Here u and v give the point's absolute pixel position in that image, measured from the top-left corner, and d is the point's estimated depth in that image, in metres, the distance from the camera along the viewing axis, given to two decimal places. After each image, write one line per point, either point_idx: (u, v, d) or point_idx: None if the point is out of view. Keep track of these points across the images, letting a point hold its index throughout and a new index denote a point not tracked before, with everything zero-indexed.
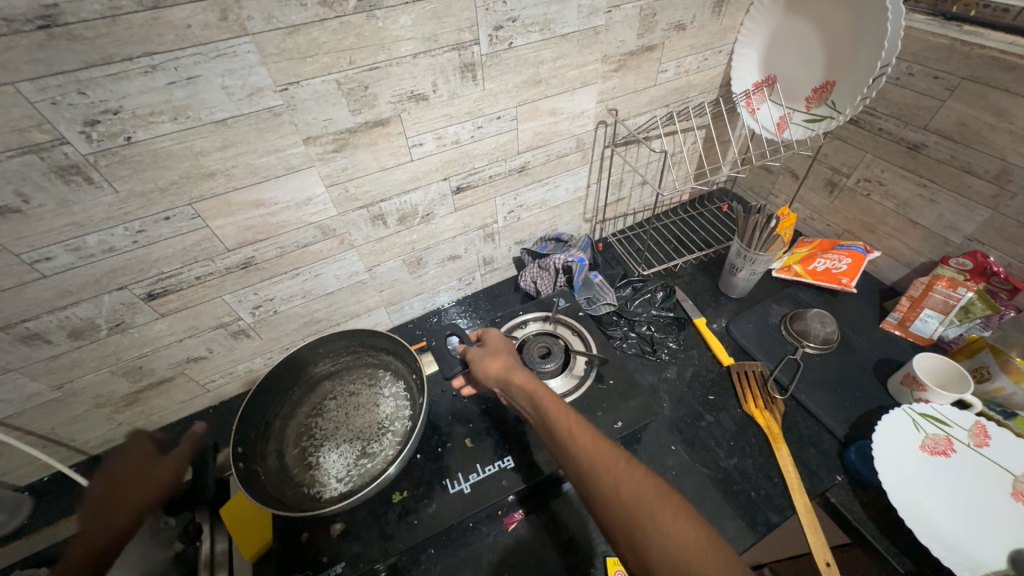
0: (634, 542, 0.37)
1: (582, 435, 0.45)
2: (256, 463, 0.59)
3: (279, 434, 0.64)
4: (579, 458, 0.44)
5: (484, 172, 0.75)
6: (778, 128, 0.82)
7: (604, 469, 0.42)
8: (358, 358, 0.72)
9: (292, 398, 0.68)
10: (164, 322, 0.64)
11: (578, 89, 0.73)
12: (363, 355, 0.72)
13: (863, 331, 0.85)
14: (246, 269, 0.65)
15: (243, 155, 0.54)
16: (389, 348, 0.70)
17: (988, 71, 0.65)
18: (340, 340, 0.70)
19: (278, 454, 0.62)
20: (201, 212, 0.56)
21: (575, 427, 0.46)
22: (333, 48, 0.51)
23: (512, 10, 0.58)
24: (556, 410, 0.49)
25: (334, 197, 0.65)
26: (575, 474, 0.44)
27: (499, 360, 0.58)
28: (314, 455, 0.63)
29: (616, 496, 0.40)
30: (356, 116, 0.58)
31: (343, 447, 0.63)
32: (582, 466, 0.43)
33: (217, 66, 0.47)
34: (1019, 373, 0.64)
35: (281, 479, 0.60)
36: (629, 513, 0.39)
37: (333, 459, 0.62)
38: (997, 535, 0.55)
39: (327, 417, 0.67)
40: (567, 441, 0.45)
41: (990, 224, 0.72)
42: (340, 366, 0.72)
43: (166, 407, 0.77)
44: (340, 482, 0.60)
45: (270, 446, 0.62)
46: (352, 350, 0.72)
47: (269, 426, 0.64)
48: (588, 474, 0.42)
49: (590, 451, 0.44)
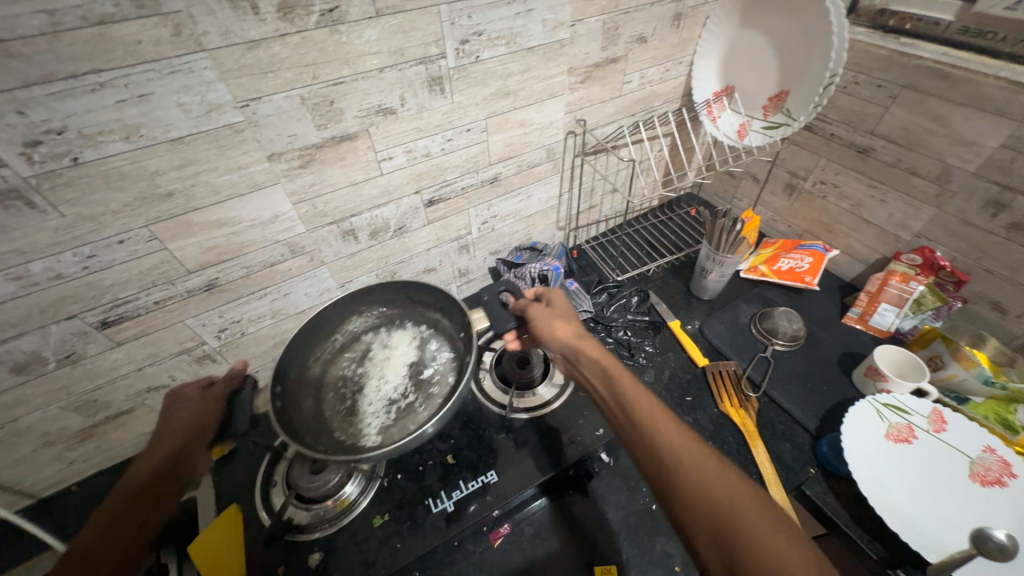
0: (722, 538, 0.36)
1: (668, 425, 0.44)
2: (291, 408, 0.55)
3: (318, 380, 0.60)
4: (664, 444, 0.42)
5: (457, 185, 0.75)
6: (739, 135, 0.85)
7: (691, 459, 0.41)
8: (405, 316, 0.68)
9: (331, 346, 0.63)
10: (120, 351, 0.61)
11: (546, 100, 0.74)
12: (414, 311, 0.68)
13: (826, 326, 0.89)
14: (209, 291, 0.62)
15: (203, 174, 0.52)
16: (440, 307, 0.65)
17: (925, 80, 0.70)
18: (392, 290, 0.66)
19: (315, 402, 0.58)
20: (158, 233, 0.54)
21: (659, 415, 0.45)
22: (296, 63, 0.50)
23: (478, 24, 0.59)
24: (637, 395, 0.47)
25: (302, 214, 0.63)
26: (654, 459, 0.42)
27: (571, 329, 0.57)
28: (352, 405, 0.59)
29: (705, 491, 0.38)
30: (322, 131, 0.56)
31: (383, 402, 0.60)
32: (664, 450, 0.42)
33: (172, 83, 0.45)
34: (968, 359, 0.68)
35: (317, 426, 0.55)
36: (717, 508, 0.37)
37: (372, 411, 0.58)
38: (957, 516, 0.59)
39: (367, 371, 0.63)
40: (648, 426, 0.44)
41: (934, 222, 0.77)
42: (389, 318, 0.68)
43: (124, 440, 0.72)
44: (373, 434, 0.56)
45: (308, 393, 0.58)
46: (404, 303, 0.68)
47: (309, 371, 0.60)
48: (672, 461, 0.41)
49: (675, 441, 0.42)
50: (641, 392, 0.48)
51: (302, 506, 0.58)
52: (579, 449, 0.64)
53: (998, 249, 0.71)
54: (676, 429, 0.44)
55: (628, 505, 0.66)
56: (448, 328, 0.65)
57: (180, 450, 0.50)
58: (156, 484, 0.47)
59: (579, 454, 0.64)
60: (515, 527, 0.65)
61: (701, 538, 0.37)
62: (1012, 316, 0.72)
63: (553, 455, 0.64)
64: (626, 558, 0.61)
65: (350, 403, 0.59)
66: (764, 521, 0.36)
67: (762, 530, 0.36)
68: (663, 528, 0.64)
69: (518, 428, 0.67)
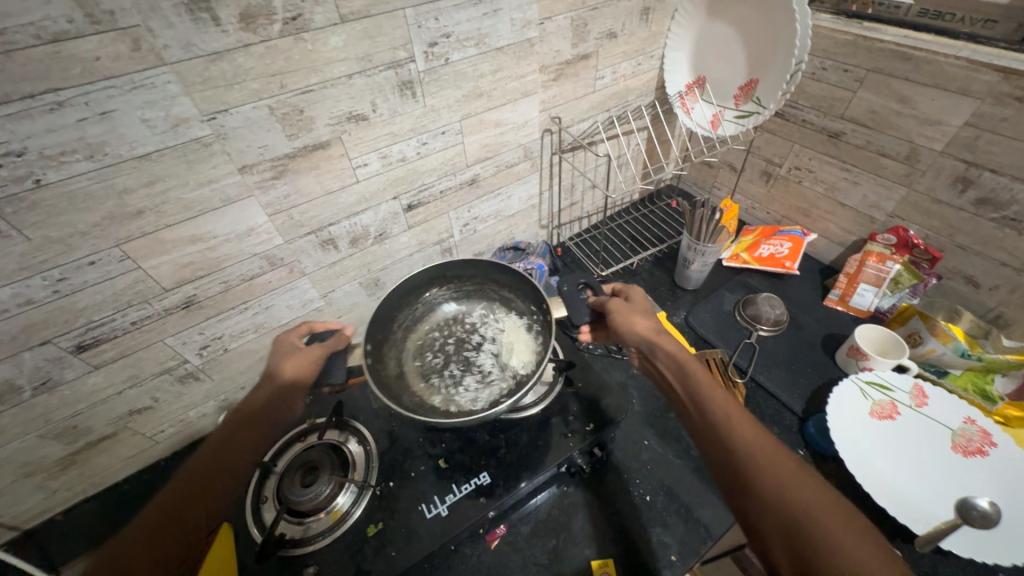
0: (794, 537, 0.38)
1: (745, 427, 0.46)
2: (380, 365, 0.60)
3: (399, 344, 0.65)
4: (741, 442, 0.44)
5: (435, 188, 0.75)
6: (713, 126, 0.86)
7: (770, 462, 0.43)
8: (481, 295, 0.71)
9: (414, 314, 0.68)
10: (99, 374, 0.59)
11: (520, 100, 0.74)
12: (486, 287, 0.70)
13: (808, 310, 0.90)
14: (188, 308, 0.61)
15: (173, 190, 0.51)
16: (511, 286, 0.68)
17: (890, 63, 0.71)
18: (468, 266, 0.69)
19: (398, 364, 0.62)
20: (130, 253, 0.53)
21: (740, 418, 0.46)
22: (262, 74, 0.50)
23: (445, 26, 0.59)
24: (715, 395, 0.49)
25: (278, 226, 0.62)
26: (727, 455, 0.44)
27: (651, 322, 0.57)
28: (431, 374, 0.62)
29: (779, 493, 0.40)
30: (293, 140, 0.56)
31: (459, 370, 0.63)
32: (743, 450, 0.44)
33: (135, 99, 0.44)
34: (945, 334, 0.70)
35: (400, 387, 0.60)
36: (792, 510, 0.39)
37: (447, 383, 0.61)
38: (942, 487, 0.60)
39: (446, 340, 0.66)
40: (724, 426, 0.46)
41: (906, 201, 0.78)
42: (462, 292, 0.70)
43: (108, 465, 0.71)
44: (456, 398, 0.59)
45: (391, 355, 0.63)
46: (476, 280, 0.70)
47: (392, 334, 0.65)
48: (747, 459, 0.43)
49: (754, 444, 0.44)
50: (720, 393, 0.49)
51: (295, 520, 0.58)
52: (571, 445, 0.64)
53: (968, 225, 0.72)
54: (754, 432, 0.45)
55: (623, 498, 0.67)
56: (521, 307, 0.67)
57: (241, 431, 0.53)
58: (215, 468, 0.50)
59: (571, 450, 0.64)
60: (511, 526, 0.65)
61: (771, 534, 0.40)
62: (985, 289, 0.75)
63: (546, 453, 0.64)
64: (622, 550, 0.62)
65: (428, 372, 0.62)
66: (841, 529, 0.38)
67: (834, 536, 0.37)
68: (657, 518, 0.65)
69: (509, 428, 0.67)
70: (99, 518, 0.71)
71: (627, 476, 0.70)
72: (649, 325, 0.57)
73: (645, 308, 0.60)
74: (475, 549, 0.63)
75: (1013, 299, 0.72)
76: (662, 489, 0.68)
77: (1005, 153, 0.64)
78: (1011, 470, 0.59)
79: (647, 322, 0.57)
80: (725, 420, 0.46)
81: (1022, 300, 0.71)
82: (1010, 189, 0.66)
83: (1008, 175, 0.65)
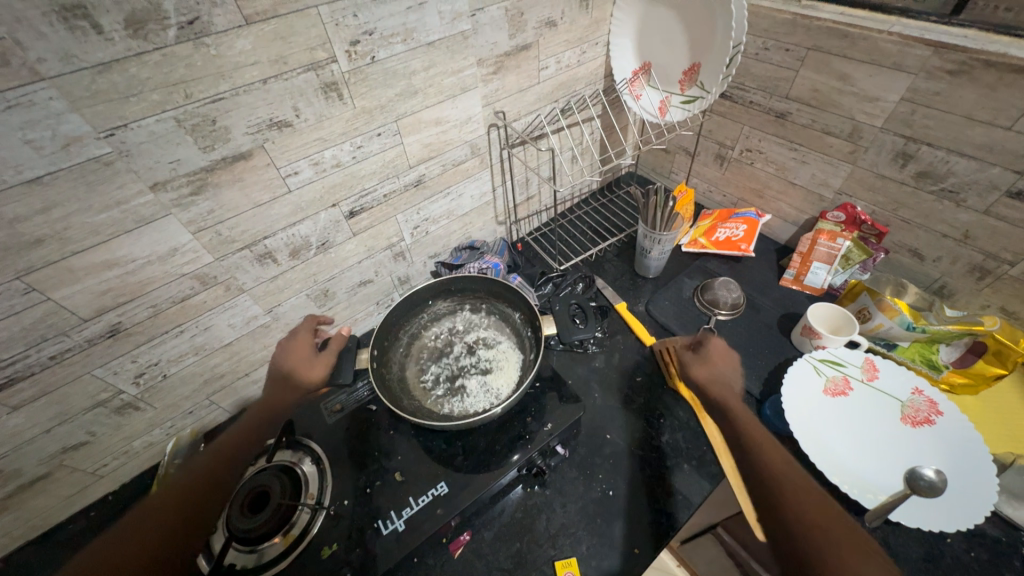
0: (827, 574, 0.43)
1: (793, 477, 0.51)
2: (385, 369, 0.68)
3: (404, 348, 0.73)
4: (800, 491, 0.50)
5: (378, 192, 0.72)
6: (660, 112, 0.85)
7: (823, 514, 0.47)
8: (480, 308, 0.79)
9: (418, 324, 0.76)
10: (19, 415, 0.55)
11: (459, 95, 0.71)
12: (486, 302, 0.78)
13: (765, 291, 0.91)
14: (114, 337, 0.57)
15: (75, 215, 0.47)
16: (509, 303, 0.76)
17: (828, 40, 0.71)
18: (472, 283, 0.77)
19: (401, 367, 0.71)
20: (35, 284, 0.49)
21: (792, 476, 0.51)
22: (161, 83, 0.46)
23: (366, 22, 0.56)
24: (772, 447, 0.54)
25: (205, 243, 0.58)
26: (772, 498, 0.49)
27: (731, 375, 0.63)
28: (427, 379, 0.70)
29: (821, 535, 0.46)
30: (209, 153, 0.52)
31: (452, 377, 0.70)
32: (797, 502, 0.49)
33: (13, 118, 0.40)
34: (892, 308, 0.72)
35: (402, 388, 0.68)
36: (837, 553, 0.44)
37: (439, 389, 0.69)
38: (891, 459, 0.61)
39: (443, 349, 0.74)
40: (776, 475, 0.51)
41: (852, 177, 0.79)
42: (462, 305, 0.79)
43: (47, 506, 0.67)
44: (445, 404, 0.67)
45: (396, 358, 0.71)
46: (477, 295, 0.79)
47: (398, 340, 0.73)
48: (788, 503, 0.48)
49: (800, 493, 0.49)
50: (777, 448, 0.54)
51: (245, 549, 0.56)
52: (529, 447, 0.63)
53: (911, 199, 0.73)
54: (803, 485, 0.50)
55: (587, 494, 0.67)
56: (516, 324, 0.75)
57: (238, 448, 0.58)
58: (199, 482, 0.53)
59: (531, 452, 0.63)
60: (475, 533, 0.64)
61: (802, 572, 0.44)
62: (930, 261, 0.76)
63: (505, 457, 0.63)
64: (587, 548, 0.62)
65: (426, 377, 0.70)
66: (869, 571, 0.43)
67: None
68: (621, 512, 0.65)
69: (467, 435, 0.66)
70: (42, 563, 0.67)
71: (591, 472, 0.69)
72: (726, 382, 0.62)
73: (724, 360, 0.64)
74: (439, 560, 0.62)
75: (955, 269, 0.74)
76: (626, 481, 0.68)
77: (940, 126, 0.65)
78: (956, 437, 0.60)
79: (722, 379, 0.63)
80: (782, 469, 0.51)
81: (963, 270, 0.73)
82: (947, 161, 0.66)
83: (943, 148, 0.66)
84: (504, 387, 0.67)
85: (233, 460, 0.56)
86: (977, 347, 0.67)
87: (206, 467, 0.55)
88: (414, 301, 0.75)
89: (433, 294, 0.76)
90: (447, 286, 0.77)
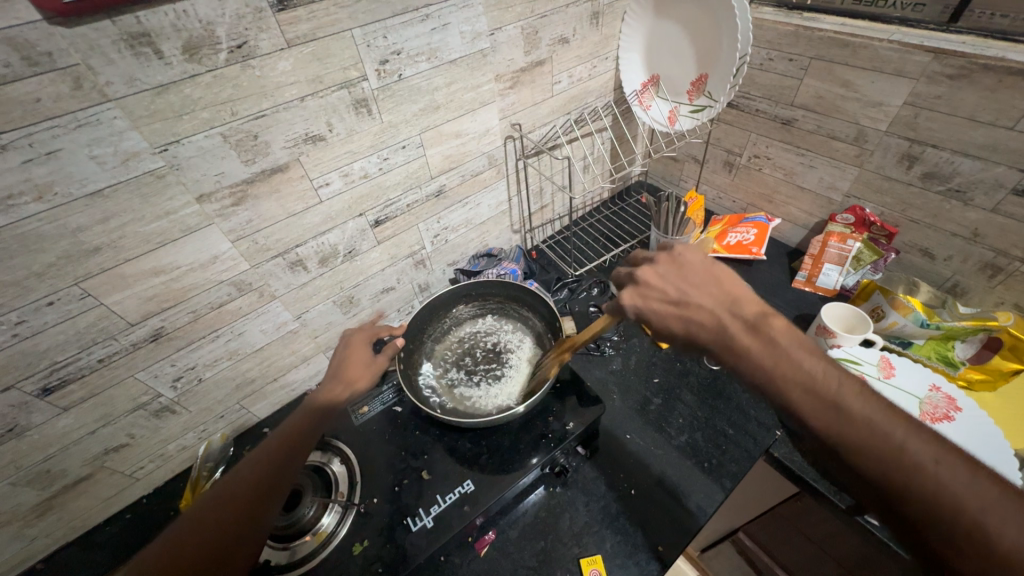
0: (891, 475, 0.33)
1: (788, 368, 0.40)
2: (410, 369, 0.71)
3: (428, 350, 0.76)
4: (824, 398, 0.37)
5: (401, 202, 0.75)
6: (670, 121, 0.88)
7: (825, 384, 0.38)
8: (500, 312, 0.82)
9: (441, 328, 0.79)
10: (68, 416, 0.58)
11: (478, 109, 0.75)
12: (507, 306, 0.81)
13: (778, 293, 0.92)
14: (156, 341, 0.60)
15: (129, 225, 0.51)
16: (530, 306, 0.79)
17: (830, 50, 0.74)
18: (494, 287, 0.80)
19: (425, 367, 0.74)
20: (90, 290, 0.52)
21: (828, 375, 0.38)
22: (211, 102, 0.50)
23: (394, 43, 0.60)
24: (779, 360, 0.40)
25: (243, 251, 0.62)
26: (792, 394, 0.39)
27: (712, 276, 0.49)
28: (450, 379, 0.72)
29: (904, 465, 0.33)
30: (250, 166, 0.56)
31: (473, 376, 0.72)
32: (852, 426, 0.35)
33: (81, 136, 0.44)
34: (905, 306, 0.73)
35: (428, 388, 0.71)
36: (948, 487, 0.31)
37: (461, 387, 0.71)
38: None
39: (465, 350, 0.76)
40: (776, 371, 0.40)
41: (859, 180, 0.81)
42: (484, 310, 0.82)
43: (87, 508, 0.69)
44: (469, 401, 0.69)
45: (420, 359, 0.74)
46: (498, 300, 0.82)
47: (422, 342, 0.76)
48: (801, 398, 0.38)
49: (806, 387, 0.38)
50: (797, 345, 0.41)
51: (280, 546, 0.58)
52: (552, 446, 0.64)
53: (919, 200, 0.75)
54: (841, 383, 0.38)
55: (609, 494, 0.68)
56: (536, 327, 0.78)
57: (289, 450, 0.52)
58: (270, 471, 0.50)
59: (553, 451, 0.64)
60: (500, 532, 0.66)
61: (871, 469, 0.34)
62: (940, 260, 0.78)
63: (527, 457, 0.64)
64: (611, 546, 0.63)
65: (449, 376, 0.73)
66: (975, 484, 0.31)
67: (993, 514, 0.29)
68: (642, 511, 0.66)
69: (490, 434, 0.67)
70: (81, 564, 0.69)
71: (611, 471, 0.71)
72: (704, 293, 0.48)
73: (693, 273, 0.50)
74: (464, 558, 0.63)
75: (967, 267, 0.75)
76: (647, 480, 0.69)
77: (944, 128, 0.67)
78: (979, 430, 0.60)
79: (701, 290, 0.49)
80: (817, 397, 0.37)
81: (974, 268, 0.74)
82: (951, 162, 0.68)
83: (948, 149, 0.68)
84: (525, 386, 0.70)
85: (289, 458, 0.52)
86: (993, 343, 0.68)
87: (262, 464, 0.50)
88: (437, 305, 0.78)
89: (455, 298, 0.79)
90: (468, 290, 0.80)
